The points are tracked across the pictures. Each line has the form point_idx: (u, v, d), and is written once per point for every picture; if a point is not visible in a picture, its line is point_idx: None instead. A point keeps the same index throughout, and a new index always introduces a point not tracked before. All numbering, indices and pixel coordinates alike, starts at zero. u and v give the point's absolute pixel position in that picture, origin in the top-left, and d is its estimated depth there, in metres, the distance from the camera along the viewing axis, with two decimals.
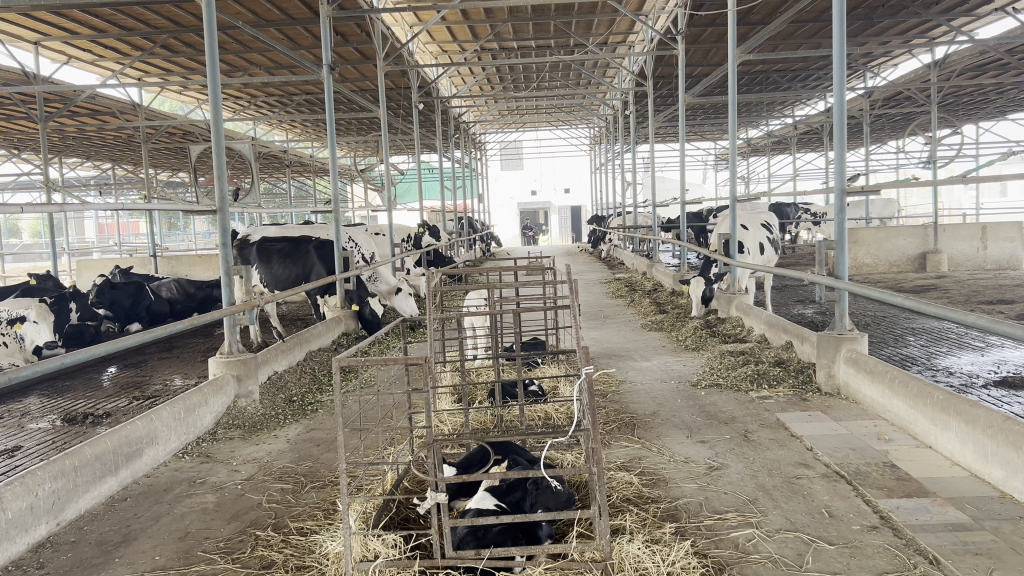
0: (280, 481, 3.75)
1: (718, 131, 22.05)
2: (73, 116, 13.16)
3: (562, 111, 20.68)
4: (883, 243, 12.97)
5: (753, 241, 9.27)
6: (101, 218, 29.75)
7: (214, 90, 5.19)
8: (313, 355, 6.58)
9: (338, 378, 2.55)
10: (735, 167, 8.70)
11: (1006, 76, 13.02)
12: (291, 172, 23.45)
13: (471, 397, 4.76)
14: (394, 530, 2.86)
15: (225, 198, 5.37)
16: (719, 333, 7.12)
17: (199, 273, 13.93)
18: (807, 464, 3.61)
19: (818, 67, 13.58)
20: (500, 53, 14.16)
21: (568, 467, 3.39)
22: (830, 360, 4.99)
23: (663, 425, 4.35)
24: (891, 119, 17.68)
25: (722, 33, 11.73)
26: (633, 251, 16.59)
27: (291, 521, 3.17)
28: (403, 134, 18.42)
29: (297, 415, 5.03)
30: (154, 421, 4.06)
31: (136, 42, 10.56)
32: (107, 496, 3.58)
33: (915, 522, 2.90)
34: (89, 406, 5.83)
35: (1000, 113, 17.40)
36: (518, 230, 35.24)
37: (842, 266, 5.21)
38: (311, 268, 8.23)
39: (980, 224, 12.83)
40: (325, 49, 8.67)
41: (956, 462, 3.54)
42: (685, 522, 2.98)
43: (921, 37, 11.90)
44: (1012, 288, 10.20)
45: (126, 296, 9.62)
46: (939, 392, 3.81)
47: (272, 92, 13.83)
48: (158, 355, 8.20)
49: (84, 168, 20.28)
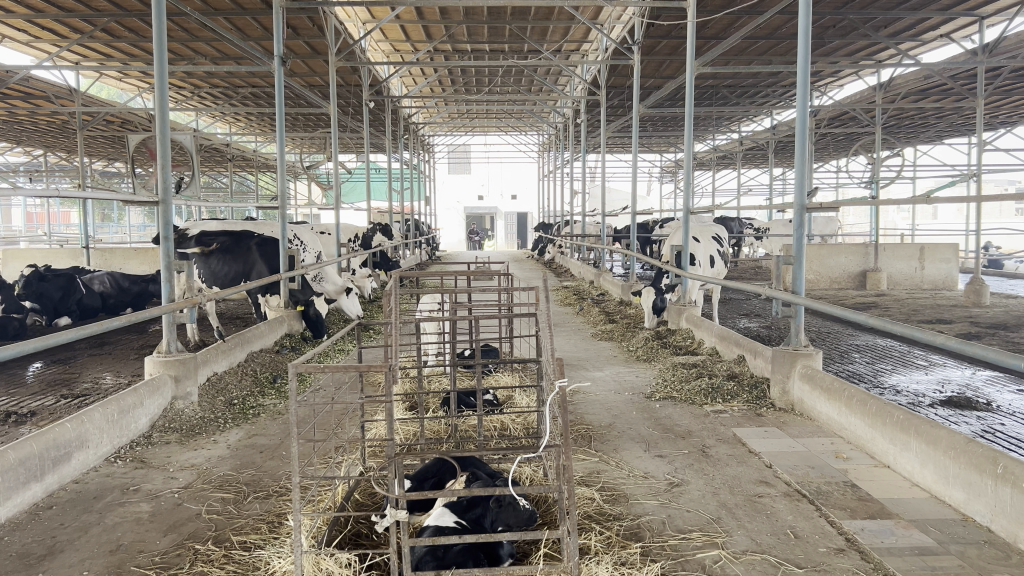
0: (221, 490, 3.54)
1: (666, 144, 22.31)
2: (3, 98, 12.60)
3: (513, 118, 20.68)
4: (825, 260, 13.22)
5: (704, 253, 9.32)
6: (29, 205, 28.62)
7: (160, 76, 4.92)
8: (254, 356, 6.33)
9: (293, 384, 2.36)
10: (688, 180, 8.68)
11: (947, 101, 13.38)
12: (234, 167, 22.93)
13: (423, 406, 4.61)
14: (347, 547, 2.70)
15: (168, 188, 5.08)
16: (670, 344, 7.09)
17: (134, 266, 13.47)
18: (767, 482, 3.55)
19: (768, 84, 13.78)
20: (455, 54, 14.04)
21: (529, 483, 3.27)
22: (785, 375, 4.97)
23: (620, 438, 4.27)
24: (836, 138, 18.03)
25: (676, 46, 11.81)
26: (580, 259, 16.59)
27: (233, 535, 2.98)
28: (351, 133, 18.15)
29: (238, 419, 4.81)
30: (85, 424, 3.81)
31: (75, 25, 10.16)
32: (31, 504, 3.33)
33: (881, 546, 2.85)
34: (12, 404, 5.49)
35: (938, 137, 17.88)
36: (463, 234, 35.14)
37: (800, 282, 5.18)
38: (252, 266, 7.94)
39: (919, 244, 13.13)
40: (276, 40, 8.34)
41: (916, 483, 3.51)
42: (649, 541, 2.88)
43: (869, 59, 12.13)
44: (949, 308, 10.44)
45: (55, 289, 9.17)
46: (898, 411, 3.79)
47: (217, 83, 13.47)
48: (89, 351, 7.84)
49: (12, 154, 19.46)
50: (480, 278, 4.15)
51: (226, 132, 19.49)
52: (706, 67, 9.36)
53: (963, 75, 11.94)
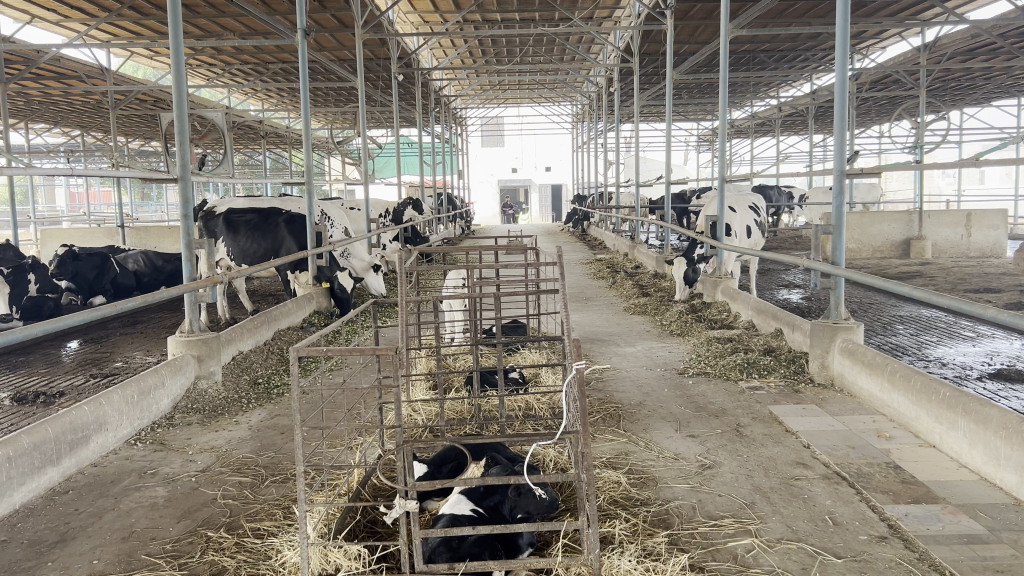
0: (239, 473, 3.46)
1: (702, 111, 21.87)
2: (36, 79, 12.65)
3: (546, 88, 20.42)
4: (868, 228, 12.80)
5: (740, 224, 9.08)
6: (72, 187, 29.05)
7: (176, 49, 4.80)
8: (281, 335, 6.28)
9: (295, 368, 2.24)
10: (723, 148, 8.30)
11: (996, 61, 12.83)
12: (267, 143, 22.96)
13: (448, 386, 4.51)
14: (359, 537, 2.60)
15: (187, 164, 4.97)
16: (706, 318, 6.88)
17: (168, 245, 13.53)
18: (805, 464, 3.38)
19: (806, 47, 13.40)
20: (484, 24, 13.80)
21: (551, 467, 3.15)
22: (825, 350, 4.76)
23: (650, 417, 4.12)
24: (878, 102, 17.51)
25: (711, 10, 11.47)
26: (614, 232, 16.37)
27: (247, 522, 2.89)
28: (382, 106, 18.04)
29: (261, 399, 4.74)
30: (103, 406, 3.75)
31: (103, 3, 10.11)
32: (47, 488, 3.28)
33: (926, 533, 2.68)
34: (43, 384, 5.50)
35: (987, 98, 17.26)
36: (498, 208, 35.01)
37: (840, 253, 4.93)
38: (282, 243, 7.94)
39: (965, 210, 12.71)
40: (299, 13, 8.14)
41: (964, 464, 3.32)
42: (678, 529, 2.74)
43: (912, 20, 11.68)
44: (997, 276, 10.07)
45: (89, 268, 9.17)
46: (945, 388, 3.58)
47: (247, 60, 13.41)
48: (120, 329, 7.84)
49: (51, 135, 19.66)
50: (505, 254, 3.85)
51: (258, 109, 19.45)
52: (742, 30, 8.97)
53: (1013, 32, 11.41)
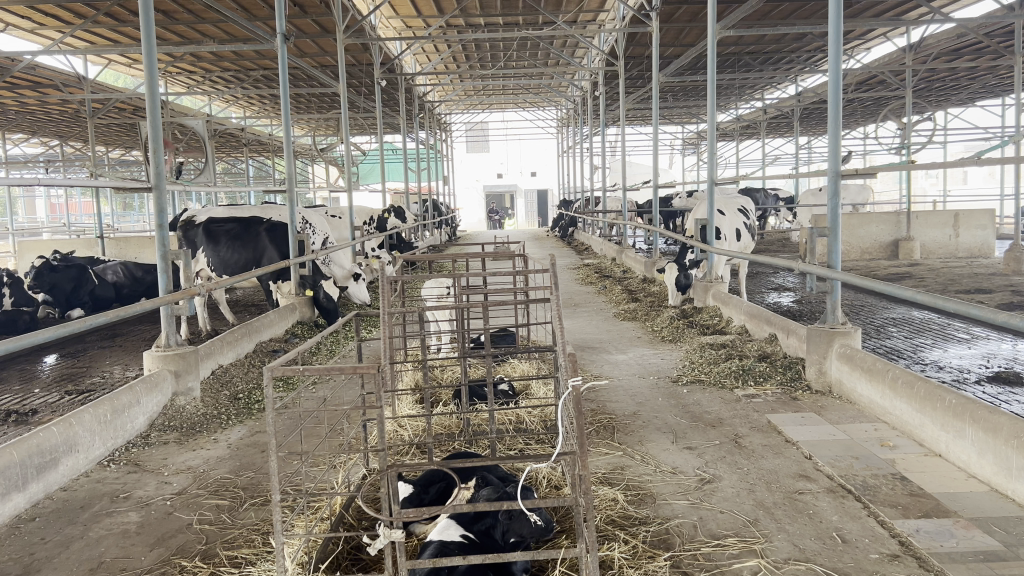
0: (217, 496, 3.29)
1: (688, 115, 21.87)
2: (12, 88, 12.44)
3: (531, 93, 20.37)
4: (855, 229, 12.76)
5: (730, 226, 8.99)
6: (52, 198, 28.78)
7: (147, 52, 4.62)
8: (263, 347, 6.11)
9: (270, 390, 2.08)
10: (712, 149, 8.12)
11: (983, 60, 12.81)
12: (251, 150, 22.74)
13: (435, 399, 4.36)
14: (342, 567, 2.44)
15: (161, 173, 4.78)
16: (697, 324, 6.75)
17: (148, 255, 13.33)
18: (808, 476, 3.24)
19: (792, 49, 13.35)
20: (468, 28, 13.69)
21: (545, 486, 3.03)
22: (822, 356, 4.64)
23: (644, 428, 3.98)
24: (863, 103, 17.51)
25: (696, 12, 11.40)
26: (601, 237, 16.27)
27: (223, 550, 2.73)
28: (365, 112, 17.89)
29: (242, 415, 4.57)
30: (74, 427, 3.57)
31: (78, 11, 9.92)
32: (12, 516, 3.10)
33: (940, 551, 2.54)
34: (15, 402, 5.30)
35: (970, 99, 17.33)
36: (484, 213, 34.98)
37: (836, 256, 4.79)
38: (263, 251, 7.77)
39: (953, 210, 12.66)
40: (278, 16, 7.91)
41: (972, 474, 3.19)
42: (679, 549, 2.60)
43: (897, 20, 11.63)
44: (987, 276, 9.99)
45: (66, 280, 9.02)
46: (950, 395, 3.45)
47: (228, 67, 13.26)
48: (99, 343, 7.63)
49: (29, 144, 19.31)
50: (493, 260, 3.57)
51: (240, 116, 19.26)
52: (729, 30, 8.82)
53: (998, 31, 11.37)
